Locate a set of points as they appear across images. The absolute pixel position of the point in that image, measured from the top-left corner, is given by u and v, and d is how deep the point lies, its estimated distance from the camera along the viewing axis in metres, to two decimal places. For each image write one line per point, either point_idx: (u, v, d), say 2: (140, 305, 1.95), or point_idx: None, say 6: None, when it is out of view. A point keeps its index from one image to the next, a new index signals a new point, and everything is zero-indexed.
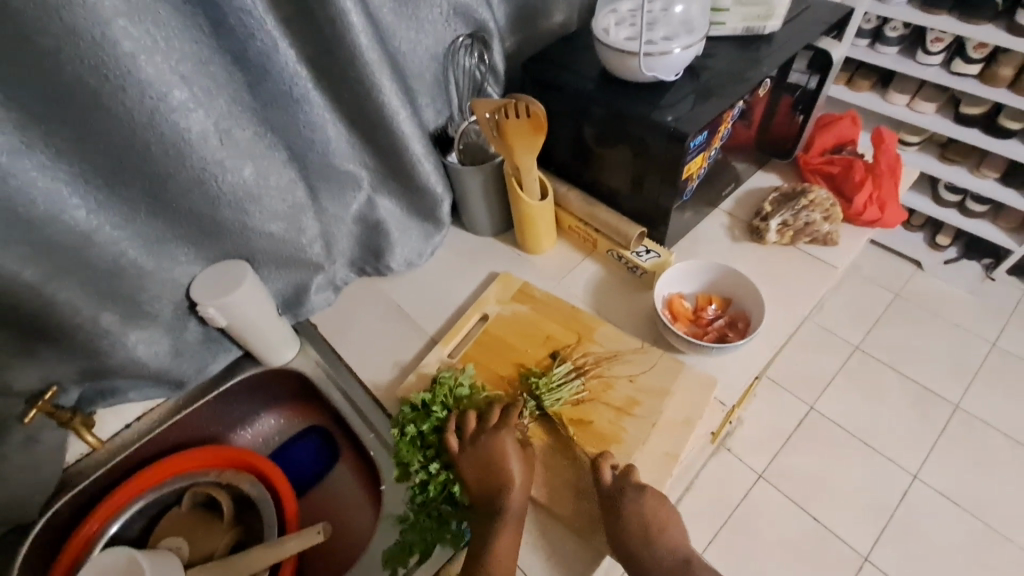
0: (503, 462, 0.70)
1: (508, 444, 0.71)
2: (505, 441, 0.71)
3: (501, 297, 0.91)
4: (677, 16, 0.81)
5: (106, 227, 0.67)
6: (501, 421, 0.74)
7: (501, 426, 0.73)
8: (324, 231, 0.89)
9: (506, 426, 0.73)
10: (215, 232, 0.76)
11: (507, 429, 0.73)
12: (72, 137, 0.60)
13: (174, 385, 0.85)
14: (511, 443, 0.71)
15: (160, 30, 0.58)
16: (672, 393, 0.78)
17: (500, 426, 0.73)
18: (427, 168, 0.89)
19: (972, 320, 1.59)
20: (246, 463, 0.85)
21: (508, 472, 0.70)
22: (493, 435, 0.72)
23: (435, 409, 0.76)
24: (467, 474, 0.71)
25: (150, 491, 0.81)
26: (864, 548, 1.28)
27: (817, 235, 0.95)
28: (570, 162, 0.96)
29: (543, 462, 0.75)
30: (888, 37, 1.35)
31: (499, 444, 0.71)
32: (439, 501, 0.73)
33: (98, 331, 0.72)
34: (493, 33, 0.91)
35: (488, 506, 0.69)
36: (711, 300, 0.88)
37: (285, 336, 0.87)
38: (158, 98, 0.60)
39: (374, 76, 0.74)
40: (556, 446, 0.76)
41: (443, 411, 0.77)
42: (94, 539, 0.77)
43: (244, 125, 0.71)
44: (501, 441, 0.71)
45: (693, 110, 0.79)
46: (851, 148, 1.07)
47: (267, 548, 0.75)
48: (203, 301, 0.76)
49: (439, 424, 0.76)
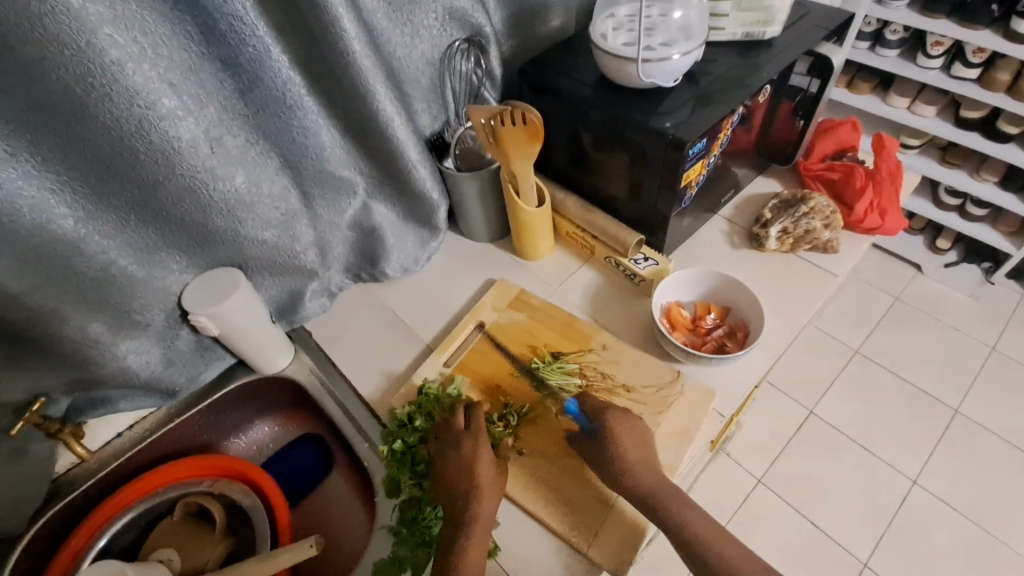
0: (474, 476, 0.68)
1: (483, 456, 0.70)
2: (478, 447, 0.71)
3: (498, 304, 0.90)
4: (675, 21, 0.80)
5: (94, 236, 0.66)
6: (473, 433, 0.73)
7: (472, 429, 0.73)
8: (319, 238, 0.88)
9: (475, 428, 0.73)
10: (207, 240, 0.75)
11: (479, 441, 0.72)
12: (58, 145, 0.58)
13: (166, 393, 0.84)
14: (482, 448, 0.71)
15: (147, 37, 0.57)
16: (670, 406, 0.77)
17: (471, 429, 0.73)
18: (423, 174, 0.88)
19: (972, 324, 1.58)
20: (239, 473, 0.83)
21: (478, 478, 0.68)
22: (466, 439, 0.72)
23: (423, 424, 0.76)
24: (444, 478, 0.70)
25: (141, 501, 0.80)
26: (864, 554, 1.27)
27: (817, 243, 0.94)
28: (568, 167, 0.95)
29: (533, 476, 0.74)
30: (889, 40, 1.34)
31: (473, 449, 0.71)
32: (432, 514, 0.72)
33: (87, 341, 0.71)
34: (490, 37, 0.90)
35: (455, 515, 0.67)
36: (710, 309, 0.87)
37: (279, 343, 0.86)
38: (147, 107, 0.59)
39: (367, 82, 0.73)
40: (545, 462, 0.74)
41: (432, 427, 0.76)
42: (83, 551, 0.76)
43: (235, 133, 0.69)
44: (474, 445, 0.71)
45: (693, 117, 0.78)
46: (851, 154, 1.06)
47: (260, 561, 0.73)
48: (195, 310, 0.75)
49: (428, 439, 0.76)
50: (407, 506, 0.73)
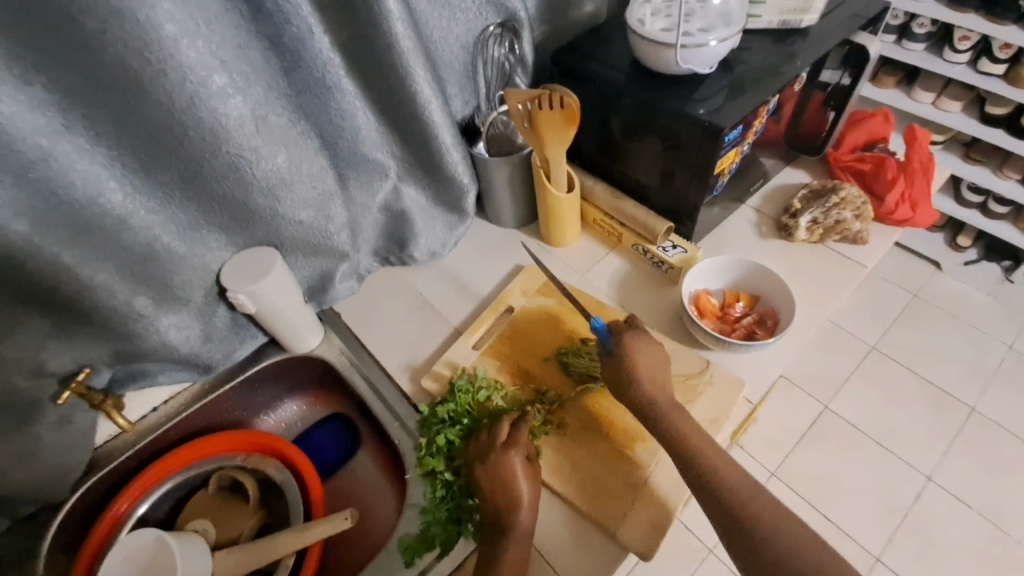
0: (505, 474, 0.69)
1: (517, 467, 0.69)
2: (513, 459, 0.70)
3: (527, 289, 0.90)
4: (714, 8, 0.80)
5: (141, 211, 0.67)
6: (509, 440, 0.72)
7: (514, 444, 0.71)
8: (352, 220, 0.89)
9: (517, 442, 0.71)
10: (246, 220, 0.76)
11: (515, 449, 0.71)
12: (111, 119, 0.60)
13: (201, 369, 0.85)
14: (519, 463, 0.70)
15: (202, 14, 0.58)
16: (700, 393, 0.78)
17: (512, 444, 0.71)
18: (456, 159, 0.88)
19: (991, 324, 1.57)
20: (270, 448, 0.85)
21: (514, 487, 0.68)
22: (496, 448, 0.71)
23: (463, 420, 0.76)
24: (478, 482, 0.70)
25: (179, 472, 0.82)
26: (877, 548, 1.27)
27: (847, 234, 0.95)
28: (598, 154, 0.95)
29: (571, 461, 0.74)
30: (915, 33, 1.32)
31: (506, 454, 0.70)
32: (462, 491, 0.74)
33: (132, 315, 0.73)
34: (523, 22, 0.90)
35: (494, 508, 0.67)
36: (739, 297, 0.88)
37: (310, 324, 0.87)
38: (199, 83, 0.60)
39: (408, 64, 0.74)
40: (585, 451, 0.75)
41: (469, 420, 0.77)
42: (124, 518, 0.79)
43: (279, 113, 0.71)
44: (494, 447, 0.71)
45: (727, 104, 0.79)
46: (882, 145, 1.06)
47: (294, 534, 0.75)
48: (234, 287, 0.76)
49: (466, 431, 0.76)
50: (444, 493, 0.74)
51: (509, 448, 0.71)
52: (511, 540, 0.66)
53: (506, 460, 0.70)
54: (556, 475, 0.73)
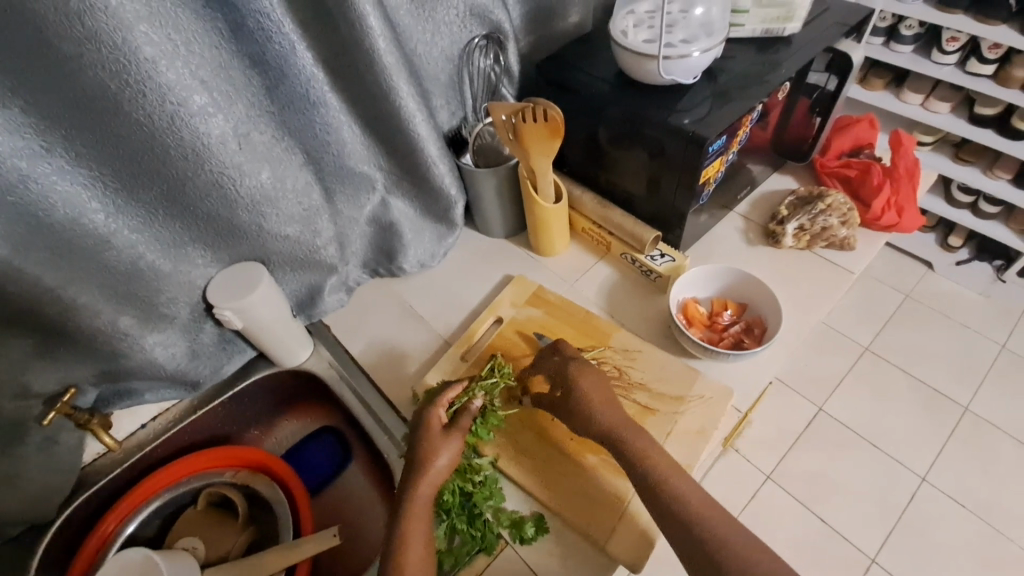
0: (429, 452, 0.68)
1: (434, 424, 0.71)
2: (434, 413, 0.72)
3: (516, 300, 0.90)
4: (696, 19, 0.81)
5: (124, 230, 0.67)
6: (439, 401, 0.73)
7: (451, 429, 0.71)
8: (339, 234, 0.89)
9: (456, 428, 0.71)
10: (231, 235, 0.76)
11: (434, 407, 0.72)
12: (91, 141, 0.60)
13: (189, 385, 0.85)
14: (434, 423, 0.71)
15: (180, 34, 0.58)
16: (686, 405, 0.78)
17: (450, 431, 0.70)
18: (442, 170, 0.88)
19: (983, 323, 1.58)
20: (262, 465, 0.84)
21: (432, 461, 0.67)
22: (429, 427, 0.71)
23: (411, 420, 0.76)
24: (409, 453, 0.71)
25: (168, 490, 0.82)
26: (872, 551, 1.24)
27: (834, 240, 0.95)
28: (584, 164, 0.96)
29: (528, 459, 0.75)
30: (903, 35, 1.33)
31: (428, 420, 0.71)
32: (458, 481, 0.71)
33: (117, 334, 0.73)
34: (508, 34, 0.90)
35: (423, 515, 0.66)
36: (727, 305, 0.88)
37: (299, 336, 0.87)
38: (179, 103, 0.60)
39: (391, 78, 0.74)
40: (549, 451, 0.76)
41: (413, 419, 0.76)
42: (112, 538, 0.78)
43: (262, 129, 0.71)
44: (431, 429, 0.70)
45: (711, 113, 0.79)
46: (869, 151, 1.06)
47: (282, 551, 0.75)
48: (220, 304, 0.76)
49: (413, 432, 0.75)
50: (449, 495, 0.70)
51: (438, 429, 0.71)
52: (414, 514, 0.65)
53: (436, 440, 0.69)
54: (523, 474, 0.75)
